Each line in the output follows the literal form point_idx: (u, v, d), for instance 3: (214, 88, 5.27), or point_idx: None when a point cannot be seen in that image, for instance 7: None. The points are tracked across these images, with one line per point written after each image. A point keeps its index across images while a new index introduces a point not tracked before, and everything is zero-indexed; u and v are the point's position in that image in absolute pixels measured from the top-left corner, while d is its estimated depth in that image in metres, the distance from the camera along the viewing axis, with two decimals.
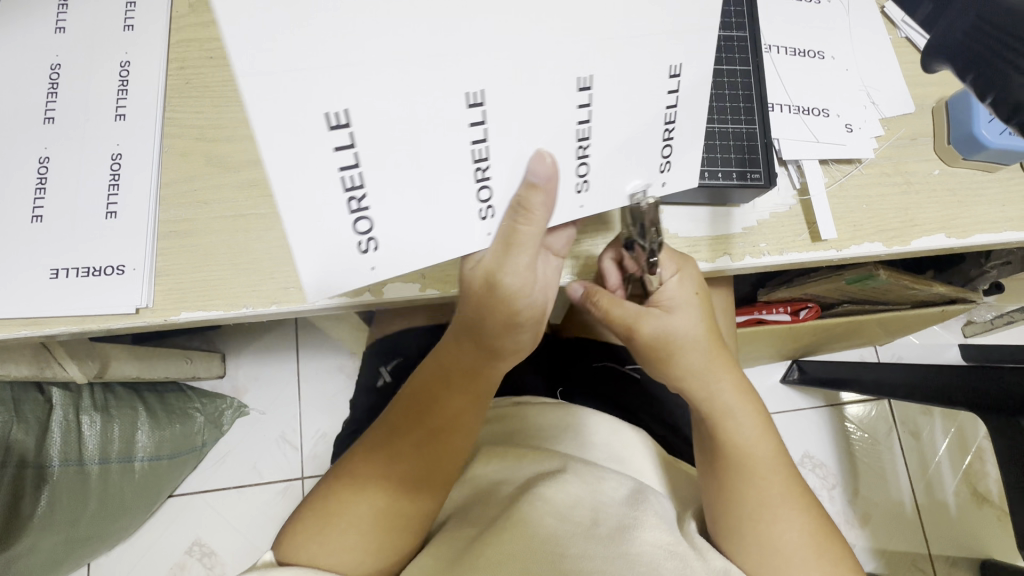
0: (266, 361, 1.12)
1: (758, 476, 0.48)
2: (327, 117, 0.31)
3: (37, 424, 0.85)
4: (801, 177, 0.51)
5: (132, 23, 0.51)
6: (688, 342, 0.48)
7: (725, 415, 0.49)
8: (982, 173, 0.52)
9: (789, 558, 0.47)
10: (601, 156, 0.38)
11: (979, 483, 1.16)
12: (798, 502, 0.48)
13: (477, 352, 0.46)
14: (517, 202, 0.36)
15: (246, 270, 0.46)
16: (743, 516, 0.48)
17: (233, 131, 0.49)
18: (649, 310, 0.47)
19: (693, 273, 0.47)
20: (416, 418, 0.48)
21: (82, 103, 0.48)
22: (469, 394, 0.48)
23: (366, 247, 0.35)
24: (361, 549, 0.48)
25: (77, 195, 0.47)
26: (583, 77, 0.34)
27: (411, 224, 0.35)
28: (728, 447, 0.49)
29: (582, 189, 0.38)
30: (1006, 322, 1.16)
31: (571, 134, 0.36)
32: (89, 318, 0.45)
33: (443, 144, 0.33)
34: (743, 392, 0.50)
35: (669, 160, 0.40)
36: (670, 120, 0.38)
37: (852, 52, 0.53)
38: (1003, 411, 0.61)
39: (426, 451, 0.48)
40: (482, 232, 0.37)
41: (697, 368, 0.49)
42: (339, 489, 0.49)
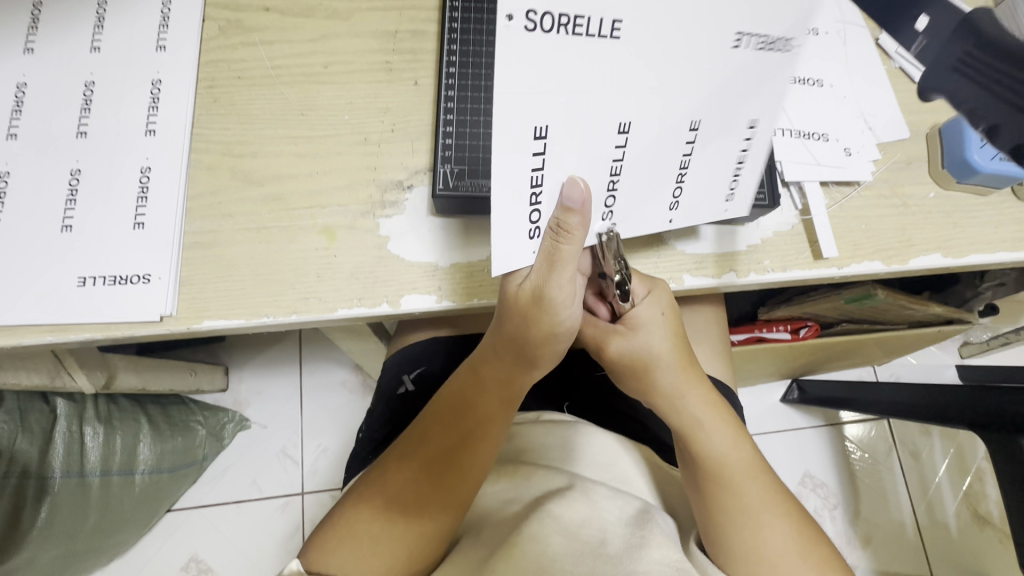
0: (270, 375, 1.12)
1: (738, 485, 0.49)
2: (533, 129, 0.34)
3: (40, 435, 0.84)
4: (803, 198, 0.53)
5: (165, 44, 0.53)
6: (662, 358, 0.50)
7: (698, 428, 0.51)
8: (975, 196, 0.54)
9: (779, 564, 0.47)
10: (625, 191, 0.40)
11: (980, 506, 1.16)
12: (782, 511, 0.49)
13: (518, 361, 0.48)
14: (555, 225, 0.38)
15: (268, 281, 0.48)
16: (724, 528, 0.48)
17: (258, 148, 0.51)
18: (616, 329, 0.51)
19: (663, 295, 0.49)
20: (455, 424, 0.50)
21: (115, 118, 0.50)
22: (505, 396, 0.51)
23: (535, 234, 0.39)
24: (396, 554, 0.48)
25: (106, 207, 0.48)
26: (623, 122, 0.36)
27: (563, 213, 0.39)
28: (704, 459, 0.50)
29: (609, 218, 0.41)
30: (1001, 343, 1.17)
31: (606, 169, 0.38)
32: (113, 325, 0.46)
33: (597, 147, 0.36)
34: (712, 404, 0.52)
35: (679, 200, 0.43)
36: (684, 167, 0.41)
37: (849, 80, 0.56)
38: (1000, 430, 0.62)
39: (468, 457, 0.50)
40: (528, 250, 0.40)
41: (669, 383, 0.51)
42: (366, 500, 0.49)
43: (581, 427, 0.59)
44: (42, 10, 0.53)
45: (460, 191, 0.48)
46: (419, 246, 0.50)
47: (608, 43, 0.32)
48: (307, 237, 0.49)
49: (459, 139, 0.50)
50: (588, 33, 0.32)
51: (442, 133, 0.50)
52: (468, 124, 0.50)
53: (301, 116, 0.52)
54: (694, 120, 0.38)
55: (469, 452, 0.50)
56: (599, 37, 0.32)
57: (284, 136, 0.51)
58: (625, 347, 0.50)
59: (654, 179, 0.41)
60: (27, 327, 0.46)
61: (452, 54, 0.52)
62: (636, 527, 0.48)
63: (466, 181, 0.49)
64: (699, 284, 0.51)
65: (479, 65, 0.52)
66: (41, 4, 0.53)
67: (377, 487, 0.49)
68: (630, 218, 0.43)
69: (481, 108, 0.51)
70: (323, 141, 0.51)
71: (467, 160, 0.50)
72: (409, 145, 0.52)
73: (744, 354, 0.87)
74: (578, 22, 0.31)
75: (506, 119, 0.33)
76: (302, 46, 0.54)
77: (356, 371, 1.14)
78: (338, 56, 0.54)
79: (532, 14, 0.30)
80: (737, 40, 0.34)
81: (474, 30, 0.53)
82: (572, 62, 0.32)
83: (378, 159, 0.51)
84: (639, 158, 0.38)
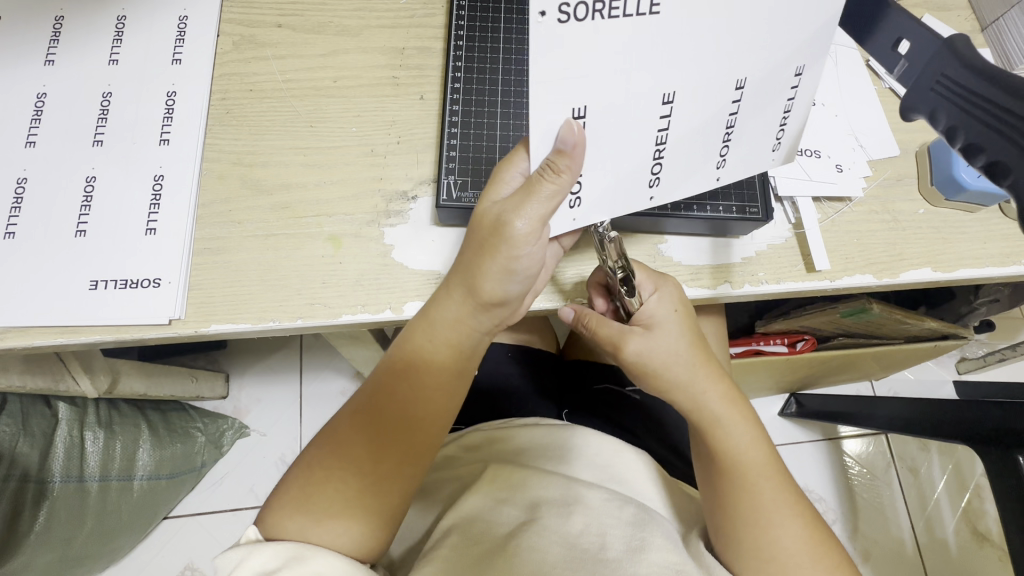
0: (268, 381, 1.13)
1: (751, 481, 0.49)
2: (573, 111, 0.35)
3: (42, 438, 0.84)
4: (796, 213, 0.54)
5: (180, 57, 0.55)
6: (674, 357, 0.50)
7: (714, 422, 0.51)
8: (964, 213, 0.55)
9: (785, 564, 0.47)
10: (671, 157, 0.41)
11: (979, 523, 1.15)
12: (792, 509, 0.49)
13: (466, 303, 0.45)
14: (542, 166, 0.37)
15: (275, 287, 0.49)
16: (733, 522, 0.49)
17: (267, 157, 0.53)
18: (634, 328, 0.50)
19: (671, 292, 0.50)
20: (405, 375, 0.47)
21: (130, 127, 0.52)
22: (458, 348, 0.47)
23: (573, 204, 0.42)
24: (349, 514, 0.45)
25: (120, 212, 0.50)
26: (668, 93, 0.36)
27: (600, 192, 0.42)
28: (720, 454, 0.50)
29: (653, 183, 0.42)
30: (998, 359, 1.18)
31: (651, 140, 0.39)
32: (122, 328, 0.47)
33: (639, 127, 0.38)
34: (730, 400, 0.51)
35: (725, 159, 0.43)
36: (731, 125, 0.40)
37: (840, 99, 0.58)
38: (995, 443, 0.62)
39: (416, 412, 0.47)
40: (567, 217, 0.43)
41: (683, 380, 0.50)
42: (320, 459, 0.47)
43: (578, 430, 0.59)
44: (64, 24, 0.55)
45: (462, 202, 0.50)
46: (421, 254, 0.51)
47: (648, 20, 0.32)
48: (314, 244, 0.50)
49: (464, 151, 0.52)
50: (627, 14, 0.32)
51: (447, 145, 0.52)
52: (472, 137, 0.52)
53: (310, 128, 0.54)
54: (740, 80, 0.37)
55: (422, 409, 0.47)
56: (639, 18, 0.32)
57: (293, 146, 0.53)
58: (642, 347, 0.49)
59: (701, 145, 0.41)
60: (38, 329, 0.47)
61: (457, 70, 0.54)
62: (636, 529, 0.48)
63: (470, 192, 0.50)
64: (695, 295, 0.52)
65: (484, 80, 0.54)
66: (63, 18, 0.55)
67: (334, 447, 0.47)
68: (676, 185, 0.43)
69: (485, 121, 0.52)
70: (330, 153, 0.53)
71: (471, 170, 0.51)
72: (413, 157, 0.54)
73: (741, 367, 0.88)
74: (615, 6, 0.32)
75: (546, 109, 0.35)
76: (312, 61, 0.56)
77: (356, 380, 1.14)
78: (346, 71, 0.56)
79: (566, 6, 0.31)
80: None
81: (478, 47, 0.55)
82: (607, 41, 0.33)
83: (384, 170, 0.53)
84: (685, 126, 0.39)
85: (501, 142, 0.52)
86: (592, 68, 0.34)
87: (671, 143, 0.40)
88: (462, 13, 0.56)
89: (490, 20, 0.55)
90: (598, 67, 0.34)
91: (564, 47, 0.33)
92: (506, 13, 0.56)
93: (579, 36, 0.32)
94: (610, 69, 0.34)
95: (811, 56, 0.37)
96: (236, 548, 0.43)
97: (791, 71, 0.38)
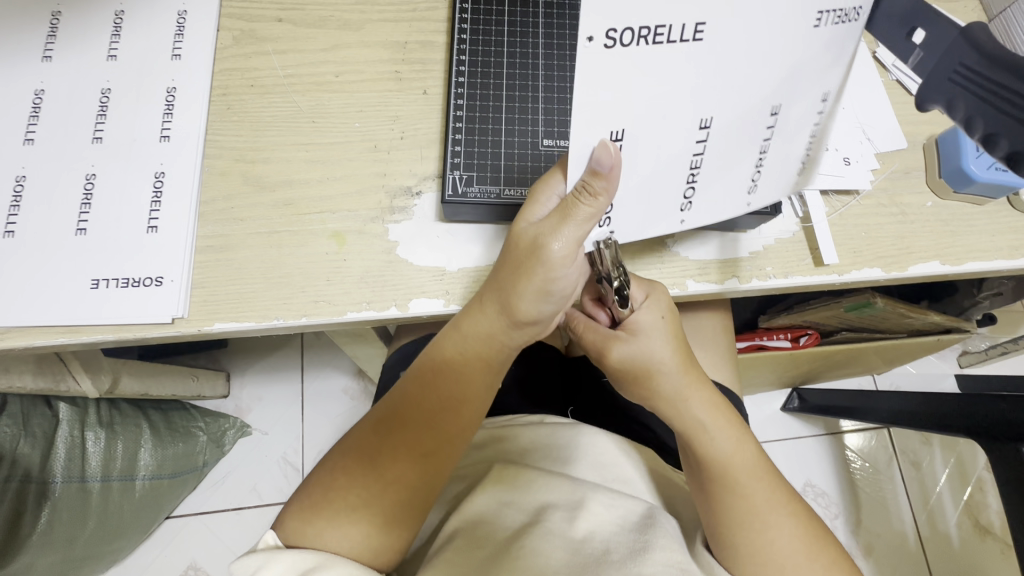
0: (270, 380, 1.12)
1: (742, 486, 0.49)
2: (612, 134, 0.36)
3: (42, 439, 0.82)
4: (804, 206, 0.54)
5: (180, 52, 0.54)
6: (659, 366, 0.49)
7: (700, 430, 0.50)
8: (973, 206, 0.55)
9: (782, 563, 0.47)
10: (705, 181, 0.41)
11: (981, 516, 1.15)
12: (785, 507, 0.49)
13: (501, 320, 0.45)
14: (577, 185, 0.37)
15: (280, 285, 0.49)
16: (726, 527, 0.48)
17: (269, 154, 0.52)
18: (617, 335, 0.50)
19: (660, 299, 0.50)
20: (433, 386, 0.47)
21: (130, 124, 0.51)
22: (488, 361, 0.47)
23: (604, 223, 0.42)
24: (370, 522, 0.45)
25: (121, 210, 0.49)
26: (705, 118, 0.36)
27: (632, 212, 0.42)
28: (708, 462, 0.50)
29: (685, 207, 0.42)
30: (1000, 352, 1.18)
31: (685, 164, 0.39)
32: (124, 328, 0.47)
33: (674, 152, 0.38)
34: (715, 405, 0.51)
35: (757, 183, 0.42)
36: (762, 151, 0.40)
37: (847, 91, 0.57)
38: (1000, 437, 0.62)
39: (445, 424, 0.47)
40: (594, 233, 0.43)
41: (669, 389, 0.50)
42: (346, 466, 0.47)
43: (585, 428, 0.58)
44: (61, 19, 0.54)
45: (468, 197, 0.49)
46: (426, 250, 0.51)
47: (689, 46, 0.32)
48: (317, 241, 0.50)
49: (468, 147, 0.51)
50: (670, 41, 0.32)
51: (451, 140, 0.51)
52: (476, 133, 0.51)
53: (312, 123, 0.53)
54: (776, 105, 0.37)
55: (450, 421, 0.47)
56: (682, 44, 0.32)
57: (294, 142, 0.53)
58: (625, 354, 0.50)
59: (733, 168, 0.40)
60: (40, 329, 0.46)
61: (462, 64, 0.53)
62: (640, 532, 0.48)
63: (475, 187, 0.50)
64: (702, 290, 0.52)
65: (488, 73, 0.53)
66: (60, 13, 0.54)
67: (359, 457, 0.46)
68: (709, 206, 0.43)
69: (490, 116, 0.52)
70: (332, 148, 0.53)
71: (475, 166, 0.51)
72: (418, 153, 0.53)
73: (746, 362, 0.88)
74: (661, 32, 0.32)
75: (585, 130, 0.35)
76: (314, 55, 0.55)
77: (357, 378, 1.14)
78: (348, 66, 0.55)
79: (613, 32, 0.31)
80: (819, 19, 0.33)
81: (482, 40, 0.54)
82: (650, 69, 0.33)
83: (387, 166, 0.52)
84: (718, 151, 0.39)
85: (506, 137, 0.51)
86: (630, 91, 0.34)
87: (705, 167, 0.40)
88: (466, 6, 0.55)
89: (495, 12, 0.55)
90: (636, 91, 0.34)
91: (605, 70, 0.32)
92: (511, 4, 0.55)
93: (619, 58, 0.32)
94: (649, 96, 0.34)
95: (840, 57, 0.36)
96: (252, 554, 0.42)
97: (819, 97, 0.38)
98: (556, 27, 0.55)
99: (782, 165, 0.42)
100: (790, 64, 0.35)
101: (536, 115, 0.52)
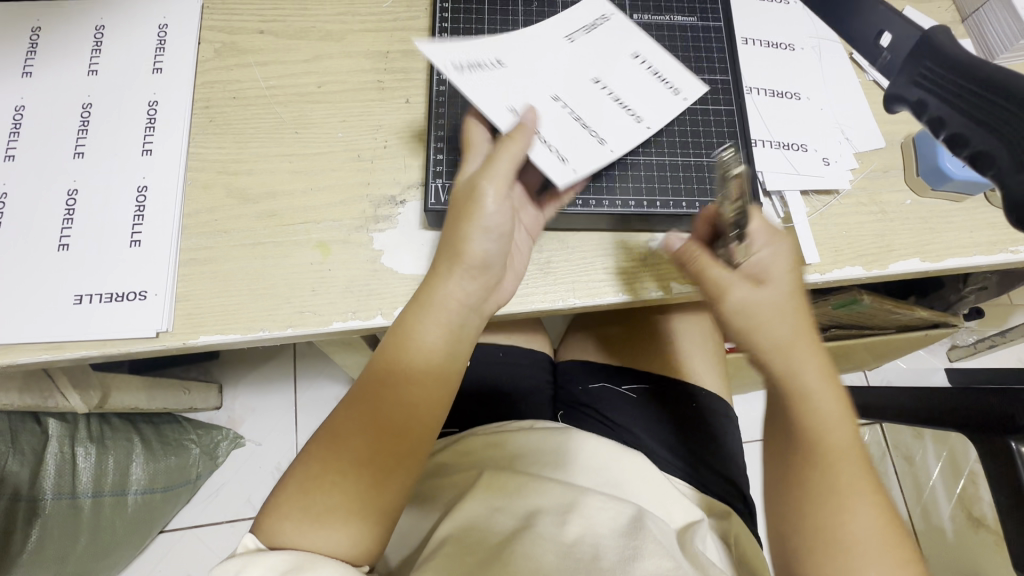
0: (262, 390, 1.12)
1: (828, 460, 0.44)
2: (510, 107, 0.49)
3: (32, 455, 0.83)
4: (785, 207, 0.55)
5: (161, 66, 0.54)
6: (768, 316, 0.46)
7: (803, 393, 0.45)
8: (951, 203, 0.56)
9: (857, 550, 0.42)
10: (600, 124, 0.51)
11: (974, 508, 1.12)
12: (871, 495, 0.44)
13: (452, 281, 0.46)
14: (500, 136, 0.47)
15: (264, 296, 0.49)
16: (806, 501, 0.44)
17: (252, 166, 0.52)
18: (739, 279, 0.47)
19: (784, 248, 0.47)
20: (395, 358, 0.46)
21: (112, 138, 0.51)
22: (443, 326, 0.46)
23: (561, 157, 0.49)
24: (343, 511, 0.44)
25: (104, 225, 0.49)
26: (554, 94, 0.51)
27: (577, 151, 0.49)
28: (802, 426, 0.45)
29: (602, 140, 0.50)
30: (988, 346, 1.18)
31: (569, 117, 0.50)
32: (107, 343, 0.47)
33: (556, 112, 0.50)
34: (828, 374, 0.46)
35: (641, 118, 0.52)
36: (616, 98, 0.52)
37: (825, 93, 0.58)
38: (987, 431, 0.62)
39: (405, 398, 0.46)
40: (568, 172, 0.48)
41: (777, 336, 0.46)
42: (317, 452, 0.46)
43: (575, 432, 0.58)
44: (40, 35, 0.54)
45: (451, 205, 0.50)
46: (411, 258, 0.51)
47: (502, 65, 0.52)
48: (302, 252, 0.50)
49: (450, 154, 0.52)
50: (490, 64, 0.51)
51: (433, 147, 0.52)
52: (459, 141, 0.52)
53: (295, 134, 0.53)
54: (597, 78, 0.53)
55: (411, 391, 0.46)
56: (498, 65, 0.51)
57: (279, 153, 0.53)
58: (744, 298, 0.46)
59: (610, 110, 0.52)
60: (23, 346, 0.46)
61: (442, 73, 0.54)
62: (630, 537, 0.48)
63: None
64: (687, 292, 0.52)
65: None
66: (40, 29, 0.54)
67: (328, 439, 0.46)
68: (619, 137, 0.51)
69: None
70: (315, 158, 0.53)
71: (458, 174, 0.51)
72: (401, 161, 0.53)
73: (736, 361, 0.89)
74: (479, 64, 0.51)
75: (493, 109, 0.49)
76: (295, 66, 0.55)
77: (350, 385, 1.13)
78: (330, 76, 0.55)
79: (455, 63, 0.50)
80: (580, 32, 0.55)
81: None
82: (491, 77, 0.51)
83: (371, 175, 0.53)
84: (585, 100, 0.52)
85: None
86: (494, 86, 0.50)
87: (588, 116, 0.51)
88: (446, 17, 0.56)
89: (473, 23, 0.56)
90: (500, 85, 0.50)
91: (471, 79, 0.50)
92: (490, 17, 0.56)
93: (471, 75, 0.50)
94: (507, 83, 0.51)
95: (620, 46, 0.55)
96: (233, 558, 0.41)
97: (634, 59, 0.55)
98: None
99: (652, 103, 0.53)
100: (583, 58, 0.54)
101: None
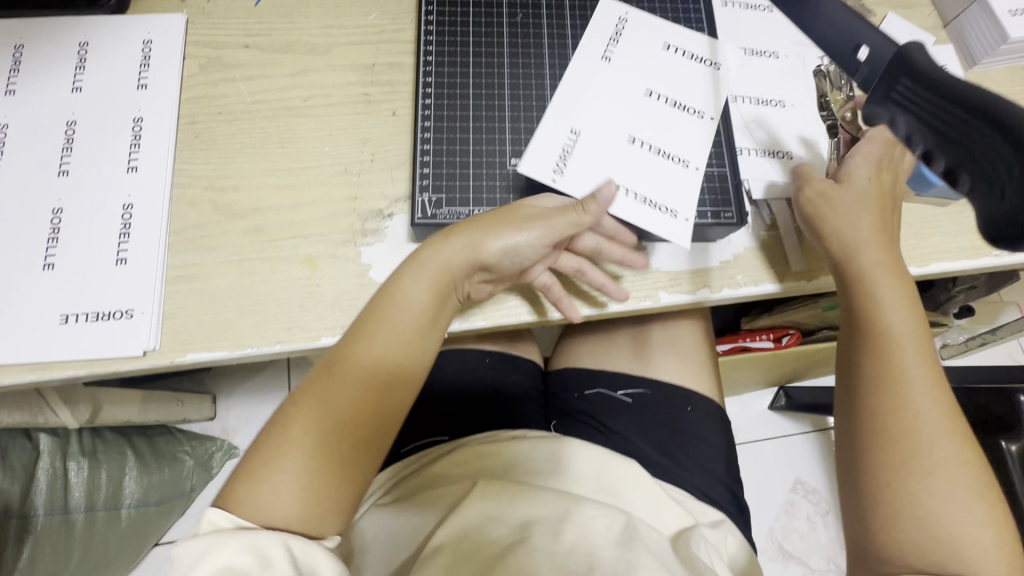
0: (255, 402, 1.10)
1: (897, 354, 0.48)
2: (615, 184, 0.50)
3: (23, 472, 0.86)
4: (772, 215, 0.55)
5: (146, 82, 0.54)
6: (853, 218, 0.49)
7: (875, 288, 0.49)
8: (935, 207, 0.56)
9: (919, 433, 0.46)
10: (677, 147, 0.52)
11: None
12: (935, 389, 0.47)
13: (462, 255, 0.47)
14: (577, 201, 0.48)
15: (252, 312, 0.48)
16: (876, 391, 0.48)
17: (238, 181, 0.52)
18: (832, 185, 0.51)
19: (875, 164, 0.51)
20: (389, 312, 0.46)
21: (97, 156, 0.51)
22: (438, 292, 0.47)
23: (671, 211, 0.49)
24: (317, 476, 0.41)
25: (89, 244, 0.49)
26: (631, 136, 0.51)
27: (681, 197, 0.50)
28: (875, 320, 0.49)
29: (683, 162, 0.51)
30: (979, 343, 1.19)
31: (651, 149, 0.51)
32: (94, 363, 0.46)
33: (643, 155, 0.51)
34: (904, 277, 0.49)
35: (699, 112, 0.53)
36: (674, 103, 0.53)
37: (809, 100, 0.59)
38: None
39: (397, 355, 0.46)
40: (667, 217, 0.49)
41: (860, 234, 0.49)
42: (299, 408, 0.43)
43: (567, 441, 0.59)
44: (23, 53, 0.54)
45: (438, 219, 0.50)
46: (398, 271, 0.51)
47: (582, 133, 0.51)
48: (289, 267, 0.50)
49: (436, 168, 0.52)
50: (573, 139, 0.51)
51: (419, 161, 0.52)
52: (445, 155, 0.52)
53: (282, 148, 0.53)
54: (648, 90, 0.53)
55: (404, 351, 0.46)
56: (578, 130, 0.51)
57: (265, 168, 0.53)
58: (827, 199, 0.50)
59: (678, 121, 0.52)
60: (9, 367, 0.46)
61: (427, 87, 0.54)
62: (623, 548, 0.48)
63: (445, 210, 0.51)
64: (676, 300, 0.52)
65: (453, 96, 0.54)
66: (23, 46, 0.54)
67: (313, 391, 0.43)
68: (696, 149, 0.52)
69: (458, 137, 0.53)
70: (302, 173, 0.53)
71: (445, 188, 0.51)
72: (388, 174, 0.53)
73: (729, 364, 0.89)
74: (567, 147, 0.50)
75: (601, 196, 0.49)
76: (281, 80, 0.55)
77: None
78: (316, 90, 0.55)
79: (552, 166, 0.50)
80: (605, 54, 0.55)
81: (447, 63, 0.55)
82: (579, 154, 0.50)
83: (357, 190, 0.53)
84: (654, 121, 0.52)
85: (473, 157, 0.52)
86: (591, 164, 0.50)
87: (666, 145, 0.51)
88: (430, 30, 0.56)
89: (458, 36, 0.56)
90: (593, 158, 0.50)
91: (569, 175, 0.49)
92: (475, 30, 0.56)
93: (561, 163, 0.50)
94: (593, 149, 0.50)
95: (644, 48, 0.55)
96: (197, 538, 0.37)
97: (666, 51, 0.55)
98: (520, 47, 0.56)
99: (707, 94, 0.54)
100: (625, 78, 0.54)
101: (503, 134, 0.53)
